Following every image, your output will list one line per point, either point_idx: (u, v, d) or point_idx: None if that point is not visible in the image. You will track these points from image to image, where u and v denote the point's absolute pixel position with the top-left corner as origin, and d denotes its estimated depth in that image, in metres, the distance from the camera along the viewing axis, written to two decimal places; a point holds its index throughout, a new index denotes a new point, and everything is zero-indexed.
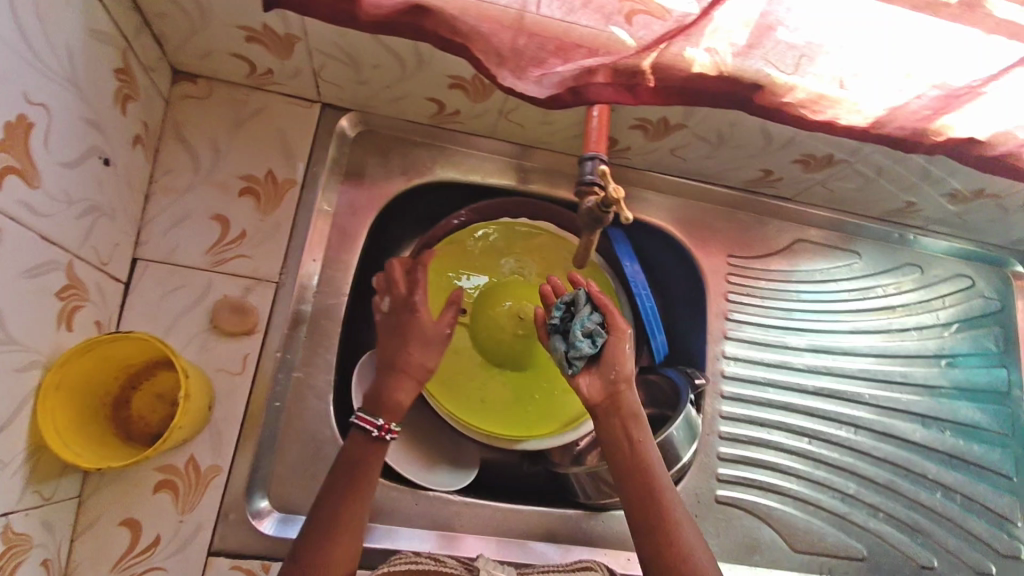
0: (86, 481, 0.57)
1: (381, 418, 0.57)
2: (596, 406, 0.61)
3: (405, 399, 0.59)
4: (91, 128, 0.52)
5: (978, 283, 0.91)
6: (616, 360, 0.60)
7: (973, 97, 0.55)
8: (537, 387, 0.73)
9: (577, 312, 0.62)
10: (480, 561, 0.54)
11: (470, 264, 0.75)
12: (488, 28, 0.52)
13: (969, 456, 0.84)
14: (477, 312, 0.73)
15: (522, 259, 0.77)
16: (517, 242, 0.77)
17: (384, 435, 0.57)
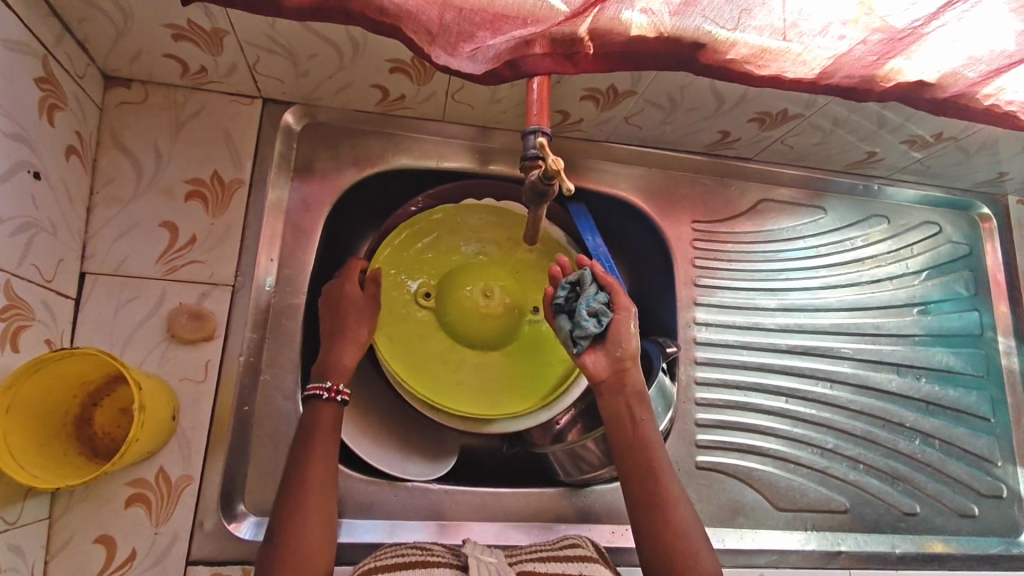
0: (54, 503, 0.56)
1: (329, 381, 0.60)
2: (601, 382, 0.62)
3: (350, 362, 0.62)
4: (16, 142, 0.50)
5: (945, 229, 0.91)
6: (621, 338, 0.61)
7: (916, 38, 0.55)
8: (516, 364, 0.72)
9: (582, 291, 0.62)
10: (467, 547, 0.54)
11: (429, 247, 0.74)
12: (415, 6, 0.50)
13: (946, 401, 0.85)
14: (442, 295, 0.72)
15: (484, 239, 0.76)
16: (475, 222, 0.76)
17: (335, 396, 0.59)
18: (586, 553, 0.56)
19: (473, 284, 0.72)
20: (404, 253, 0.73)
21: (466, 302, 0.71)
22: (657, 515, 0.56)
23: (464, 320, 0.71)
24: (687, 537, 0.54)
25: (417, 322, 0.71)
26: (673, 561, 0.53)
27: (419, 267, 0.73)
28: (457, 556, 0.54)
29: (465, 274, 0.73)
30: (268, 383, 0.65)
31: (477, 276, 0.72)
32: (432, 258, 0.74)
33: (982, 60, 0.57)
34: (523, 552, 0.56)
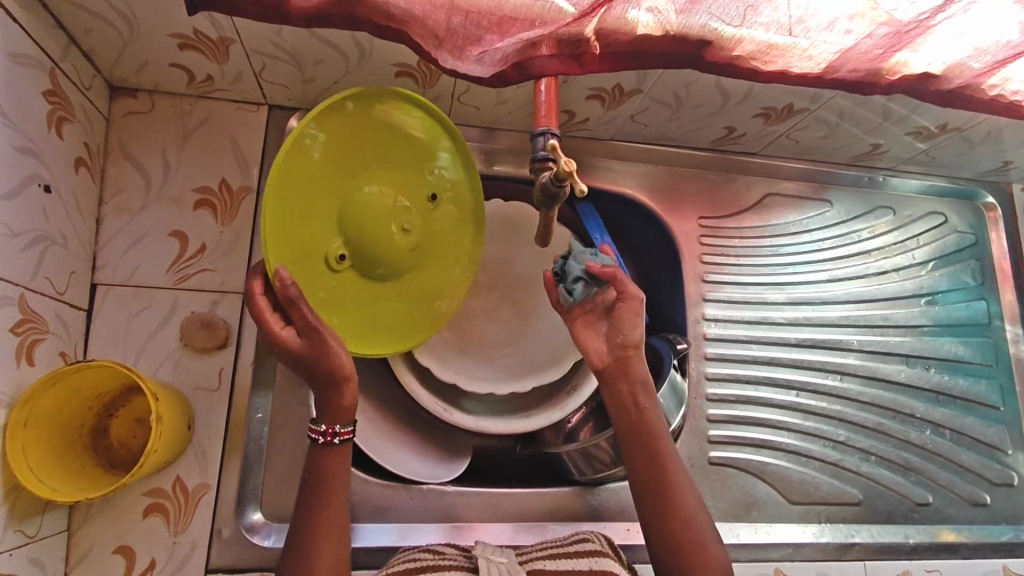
0: (73, 515, 0.56)
1: (323, 422, 0.54)
2: (602, 370, 0.62)
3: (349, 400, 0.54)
4: (26, 156, 0.50)
5: (951, 219, 0.92)
6: (627, 322, 0.60)
7: (923, 31, 0.55)
8: (438, 260, 0.63)
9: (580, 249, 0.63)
10: (478, 548, 0.55)
11: (304, 181, 0.52)
12: (422, 10, 0.50)
13: (955, 391, 0.85)
14: (349, 239, 0.55)
15: (359, 137, 0.54)
16: (340, 123, 0.53)
17: (331, 438, 0.54)
18: (595, 547, 0.57)
19: (373, 208, 0.55)
20: (281, 221, 0.51)
21: (376, 232, 0.55)
22: (665, 505, 0.57)
23: (383, 255, 0.57)
24: (695, 527, 0.56)
25: (337, 286, 0.56)
26: (681, 551, 0.55)
27: (304, 226, 0.52)
28: (468, 558, 0.55)
29: (363, 203, 0.54)
30: (282, 390, 0.65)
31: (368, 192, 0.55)
32: (308, 202, 0.52)
33: (988, 51, 0.57)
34: (535, 548, 0.58)
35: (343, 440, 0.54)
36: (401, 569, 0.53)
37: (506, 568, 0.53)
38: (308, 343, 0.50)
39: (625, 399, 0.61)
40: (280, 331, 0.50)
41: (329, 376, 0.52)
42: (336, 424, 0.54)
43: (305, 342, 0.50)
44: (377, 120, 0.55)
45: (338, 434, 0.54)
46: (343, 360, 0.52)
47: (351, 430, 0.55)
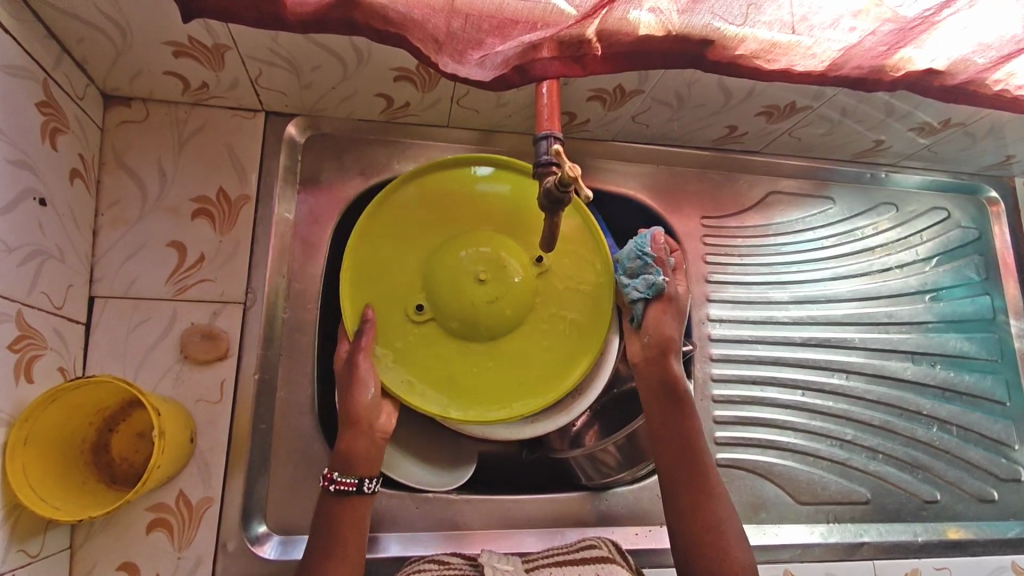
0: (75, 531, 0.55)
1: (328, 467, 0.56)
2: (636, 365, 0.65)
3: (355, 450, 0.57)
4: (21, 170, 0.50)
5: (954, 214, 0.91)
6: (657, 320, 0.63)
7: (928, 27, 0.54)
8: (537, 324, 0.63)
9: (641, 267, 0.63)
10: (484, 558, 0.54)
11: (396, 235, 0.63)
12: (421, 14, 0.49)
13: (961, 386, 0.85)
14: (431, 294, 0.61)
15: (454, 203, 0.64)
16: (432, 194, 0.64)
17: (327, 485, 0.55)
18: (603, 554, 0.56)
19: (458, 263, 0.60)
20: (372, 270, 0.62)
21: (457, 284, 0.59)
22: (692, 505, 0.57)
23: (463, 310, 0.60)
24: (723, 529, 0.56)
25: (418, 338, 0.62)
26: (708, 553, 0.54)
27: (393, 279, 0.62)
28: (474, 568, 0.54)
29: (448, 259, 0.61)
30: (285, 400, 0.65)
31: (457, 251, 0.61)
32: (403, 253, 0.63)
33: (992, 47, 0.57)
34: (542, 556, 0.57)
35: (342, 490, 0.55)
36: None
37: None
38: (346, 369, 0.59)
39: (660, 398, 0.62)
40: (343, 350, 0.61)
41: (349, 414, 0.58)
42: (336, 471, 0.56)
43: (344, 368, 0.59)
44: (463, 192, 0.64)
45: (337, 482, 0.55)
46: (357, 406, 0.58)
47: (352, 483, 0.55)
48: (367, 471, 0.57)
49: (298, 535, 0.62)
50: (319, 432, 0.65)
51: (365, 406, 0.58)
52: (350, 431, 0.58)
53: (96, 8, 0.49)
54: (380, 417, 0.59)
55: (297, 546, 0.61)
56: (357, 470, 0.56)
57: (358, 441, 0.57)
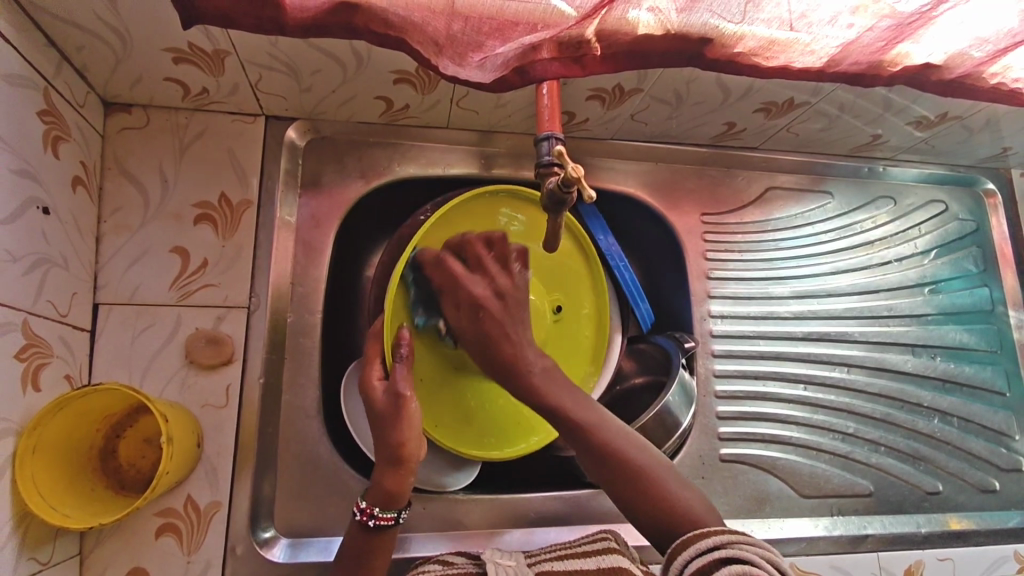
0: (84, 538, 0.56)
1: (362, 501, 0.54)
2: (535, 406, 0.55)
3: (389, 485, 0.54)
4: (23, 178, 0.50)
5: (952, 206, 0.92)
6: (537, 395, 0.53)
7: (925, 22, 0.54)
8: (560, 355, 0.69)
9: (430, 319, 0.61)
10: (485, 555, 0.55)
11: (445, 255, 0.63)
12: (420, 17, 0.49)
13: (961, 378, 0.85)
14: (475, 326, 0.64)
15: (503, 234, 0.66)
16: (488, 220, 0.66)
17: (366, 519, 0.53)
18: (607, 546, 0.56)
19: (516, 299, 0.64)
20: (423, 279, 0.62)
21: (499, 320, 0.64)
22: (650, 495, 0.50)
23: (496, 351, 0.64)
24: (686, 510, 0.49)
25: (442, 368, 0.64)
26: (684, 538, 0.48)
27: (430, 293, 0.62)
28: (478, 566, 0.55)
29: None
30: (291, 403, 0.65)
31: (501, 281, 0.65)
32: None
33: (989, 41, 0.57)
34: (545, 551, 0.57)
35: (382, 524, 0.54)
36: None
37: (513, 571, 0.53)
38: (389, 404, 0.54)
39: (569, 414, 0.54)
40: (376, 377, 0.56)
41: (394, 451, 0.53)
42: (377, 506, 0.53)
43: (389, 404, 0.54)
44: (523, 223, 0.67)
45: (377, 518, 0.53)
46: (398, 440, 0.53)
47: (392, 517, 0.53)
48: (405, 500, 0.55)
49: (307, 537, 0.62)
50: (325, 434, 0.65)
51: (410, 440, 0.54)
52: (392, 468, 0.54)
53: (94, 15, 0.49)
54: (417, 451, 0.55)
55: (306, 548, 0.62)
56: (396, 504, 0.54)
57: (402, 478, 0.54)
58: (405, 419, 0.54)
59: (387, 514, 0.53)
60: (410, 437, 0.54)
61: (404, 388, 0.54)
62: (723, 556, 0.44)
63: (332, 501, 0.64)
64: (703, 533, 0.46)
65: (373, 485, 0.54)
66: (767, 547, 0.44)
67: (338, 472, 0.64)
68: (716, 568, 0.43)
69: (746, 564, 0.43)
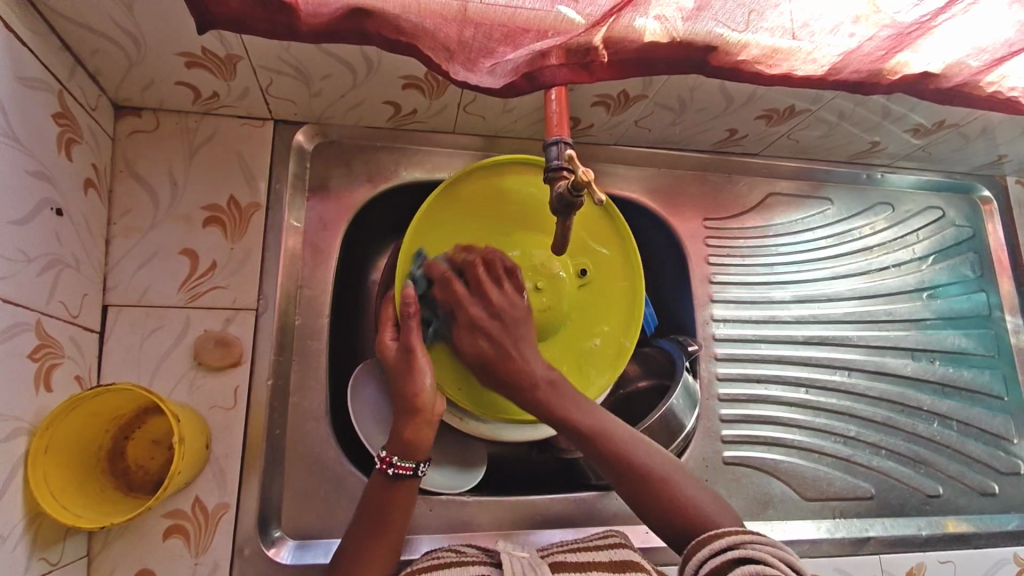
0: (92, 539, 0.56)
1: (381, 451, 0.55)
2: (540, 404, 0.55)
3: (408, 434, 0.55)
4: (39, 180, 0.50)
5: (949, 212, 0.93)
6: None
7: (925, 32, 0.56)
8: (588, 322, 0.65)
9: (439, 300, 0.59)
10: (500, 545, 0.55)
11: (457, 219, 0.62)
12: (432, 24, 0.50)
13: (959, 382, 0.87)
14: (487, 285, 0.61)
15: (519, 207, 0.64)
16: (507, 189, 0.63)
17: (384, 467, 0.54)
18: (616, 541, 0.57)
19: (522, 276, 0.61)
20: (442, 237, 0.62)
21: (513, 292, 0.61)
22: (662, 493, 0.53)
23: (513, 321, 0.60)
24: (682, 489, 0.53)
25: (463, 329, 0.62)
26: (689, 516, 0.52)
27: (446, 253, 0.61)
28: (489, 556, 0.55)
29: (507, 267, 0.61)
30: (298, 406, 0.65)
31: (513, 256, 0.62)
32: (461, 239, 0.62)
33: (986, 50, 0.59)
34: (556, 545, 0.58)
35: (399, 474, 0.54)
36: (426, 567, 0.52)
37: (527, 560, 0.53)
38: (400, 359, 0.57)
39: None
40: (388, 339, 0.59)
41: (409, 402, 0.56)
42: (396, 455, 0.54)
43: (398, 357, 0.57)
44: (530, 192, 0.64)
45: (395, 466, 0.54)
46: (420, 388, 0.56)
47: (410, 467, 0.54)
48: (424, 454, 0.56)
49: (314, 539, 0.62)
50: (332, 436, 0.65)
51: (426, 391, 0.56)
52: (408, 417, 0.56)
53: (111, 20, 0.50)
54: (438, 404, 0.57)
55: (312, 550, 0.62)
56: (416, 455, 0.55)
57: (419, 425, 0.56)
58: (416, 371, 0.56)
59: (405, 463, 0.54)
60: (425, 388, 0.56)
61: (414, 341, 0.56)
62: (737, 557, 0.46)
63: (339, 503, 0.64)
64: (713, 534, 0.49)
65: (391, 436, 0.56)
66: (775, 544, 0.47)
67: (345, 474, 0.65)
68: (731, 567, 0.45)
69: (757, 564, 0.45)
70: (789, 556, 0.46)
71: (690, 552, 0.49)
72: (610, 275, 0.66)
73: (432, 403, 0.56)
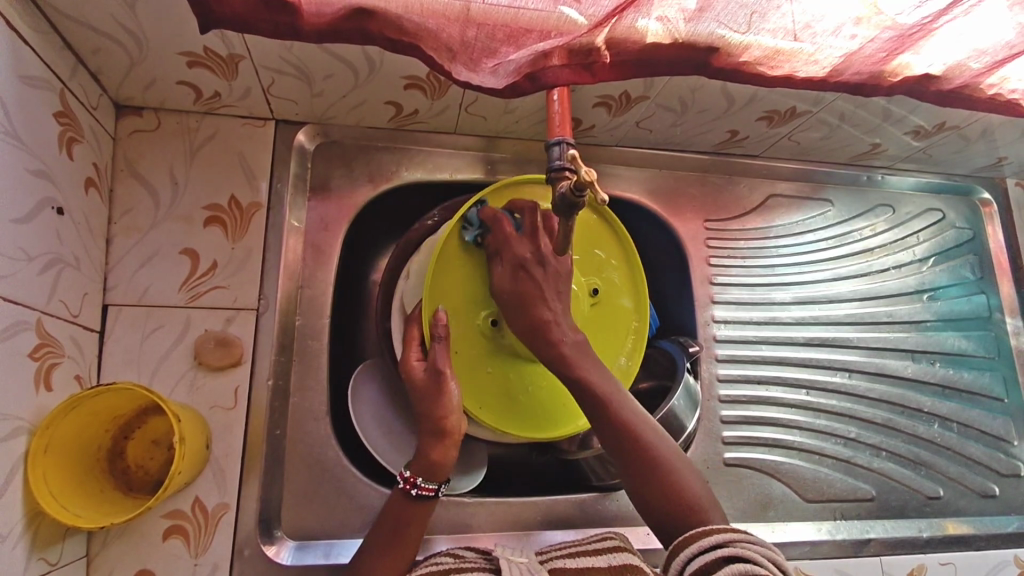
0: (92, 540, 0.55)
1: (406, 470, 0.56)
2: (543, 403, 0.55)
3: (435, 456, 0.56)
4: (39, 179, 0.50)
5: (949, 214, 0.93)
6: None
7: (926, 34, 0.56)
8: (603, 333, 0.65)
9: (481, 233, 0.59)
10: (498, 550, 0.54)
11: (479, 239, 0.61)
12: (435, 24, 0.50)
13: (959, 384, 0.87)
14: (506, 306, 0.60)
15: None
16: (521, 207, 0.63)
17: (408, 487, 0.55)
18: (614, 544, 0.57)
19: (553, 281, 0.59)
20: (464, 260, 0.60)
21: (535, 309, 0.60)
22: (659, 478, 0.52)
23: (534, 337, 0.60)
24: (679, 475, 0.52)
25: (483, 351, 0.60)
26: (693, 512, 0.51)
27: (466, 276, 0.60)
28: (488, 560, 0.55)
29: None
30: (298, 406, 0.65)
31: None
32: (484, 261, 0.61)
33: (987, 52, 0.59)
34: (554, 549, 0.58)
35: (422, 494, 0.55)
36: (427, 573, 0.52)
37: (525, 566, 0.52)
38: (430, 380, 0.56)
39: (591, 397, 0.54)
40: (415, 359, 0.58)
41: (436, 423, 0.56)
42: (420, 475, 0.55)
43: (426, 379, 0.56)
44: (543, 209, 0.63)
45: (419, 487, 0.55)
46: (448, 410, 0.56)
47: (434, 488, 0.55)
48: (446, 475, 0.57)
49: (313, 540, 0.62)
50: (332, 437, 0.65)
51: (453, 413, 0.56)
52: (435, 439, 0.56)
53: (114, 19, 0.50)
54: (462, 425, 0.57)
55: (312, 551, 0.62)
56: (439, 476, 0.56)
57: (445, 447, 0.56)
58: (445, 393, 0.56)
59: (428, 485, 0.55)
60: (453, 409, 0.56)
61: (443, 363, 0.56)
62: (726, 555, 0.45)
63: (339, 504, 0.64)
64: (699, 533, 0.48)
65: (417, 455, 0.56)
66: (764, 546, 0.47)
67: (345, 475, 0.64)
68: (720, 566, 0.45)
69: (748, 562, 0.45)
70: (772, 553, 0.46)
71: (676, 549, 0.48)
72: (619, 286, 0.66)
73: (456, 425, 0.57)
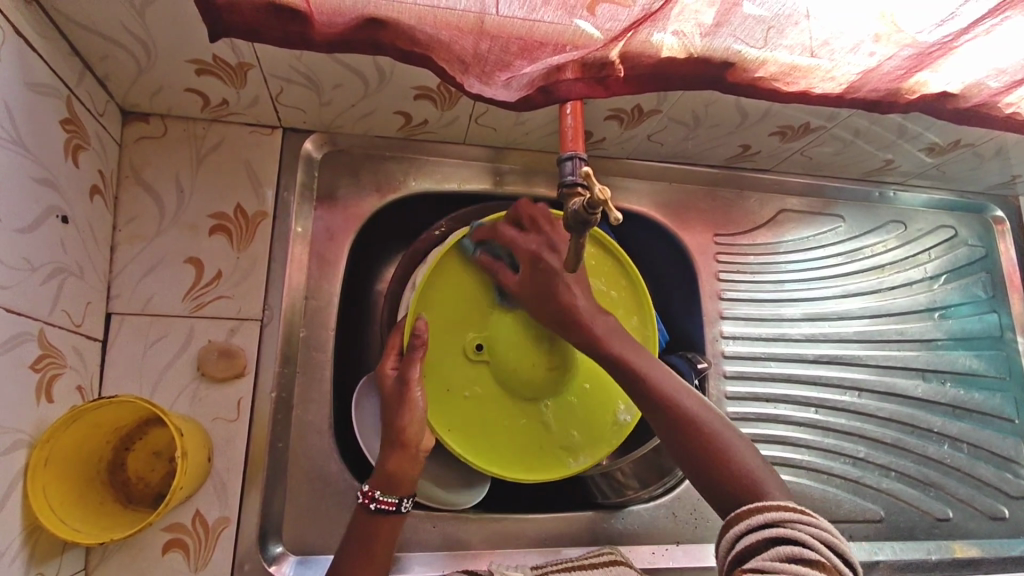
0: (90, 554, 0.54)
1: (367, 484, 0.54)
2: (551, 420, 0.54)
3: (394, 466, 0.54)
4: (44, 187, 0.49)
5: (961, 231, 0.92)
6: None
7: (946, 52, 0.55)
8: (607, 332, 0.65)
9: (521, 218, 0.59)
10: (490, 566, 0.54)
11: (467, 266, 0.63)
12: (448, 35, 0.49)
13: (970, 404, 0.85)
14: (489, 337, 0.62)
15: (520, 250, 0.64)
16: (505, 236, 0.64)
17: (366, 501, 0.53)
18: (612, 557, 0.58)
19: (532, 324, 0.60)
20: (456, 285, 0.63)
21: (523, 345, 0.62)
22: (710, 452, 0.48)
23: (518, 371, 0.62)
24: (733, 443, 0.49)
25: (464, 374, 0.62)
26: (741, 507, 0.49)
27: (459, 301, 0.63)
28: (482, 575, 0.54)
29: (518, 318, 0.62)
30: (301, 418, 0.64)
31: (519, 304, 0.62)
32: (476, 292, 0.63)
33: (1007, 71, 0.58)
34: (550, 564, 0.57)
35: (383, 508, 0.53)
36: None
37: None
38: (396, 390, 0.57)
39: None
40: (390, 368, 0.59)
41: (398, 433, 0.55)
42: (378, 489, 0.54)
43: (394, 389, 0.57)
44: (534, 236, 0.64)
45: (378, 501, 0.53)
46: (410, 422, 0.55)
47: (394, 501, 0.53)
48: (408, 489, 0.55)
49: (315, 554, 0.61)
50: (335, 450, 0.64)
51: (414, 424, 0.56)
52: (396, 450, 0.55)
53: (123, 26, 0.49)
54: (426, 439, 0.57)
55: (316, 565, 0.61)
56: (398, 490, 0.54)
57: (406, 461, 0.55)
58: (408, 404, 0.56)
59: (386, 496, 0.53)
60: (413, 422, 0.56)
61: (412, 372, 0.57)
62: (771, 536, 0.43)
63: (341, 519, 0.63)
64: (749, 510, 0.45)
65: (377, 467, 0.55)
66: (823, 527, 0.43)
67: (347, 488, 0.64)
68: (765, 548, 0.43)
69: (794, 544, 0.42)
70: (837, 540, 0.43)
71: (726, 526, 0.46)
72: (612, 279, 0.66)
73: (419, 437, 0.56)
